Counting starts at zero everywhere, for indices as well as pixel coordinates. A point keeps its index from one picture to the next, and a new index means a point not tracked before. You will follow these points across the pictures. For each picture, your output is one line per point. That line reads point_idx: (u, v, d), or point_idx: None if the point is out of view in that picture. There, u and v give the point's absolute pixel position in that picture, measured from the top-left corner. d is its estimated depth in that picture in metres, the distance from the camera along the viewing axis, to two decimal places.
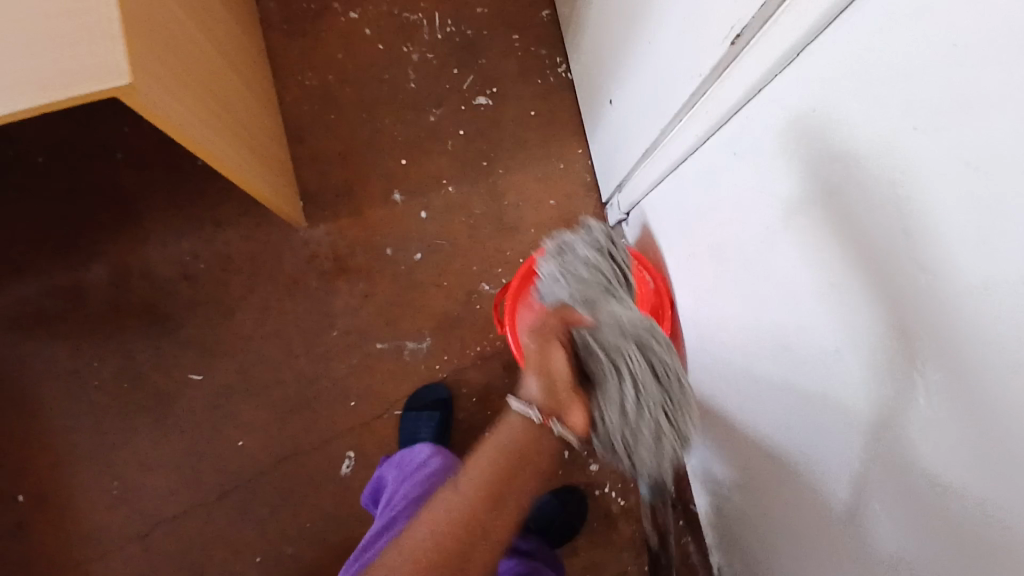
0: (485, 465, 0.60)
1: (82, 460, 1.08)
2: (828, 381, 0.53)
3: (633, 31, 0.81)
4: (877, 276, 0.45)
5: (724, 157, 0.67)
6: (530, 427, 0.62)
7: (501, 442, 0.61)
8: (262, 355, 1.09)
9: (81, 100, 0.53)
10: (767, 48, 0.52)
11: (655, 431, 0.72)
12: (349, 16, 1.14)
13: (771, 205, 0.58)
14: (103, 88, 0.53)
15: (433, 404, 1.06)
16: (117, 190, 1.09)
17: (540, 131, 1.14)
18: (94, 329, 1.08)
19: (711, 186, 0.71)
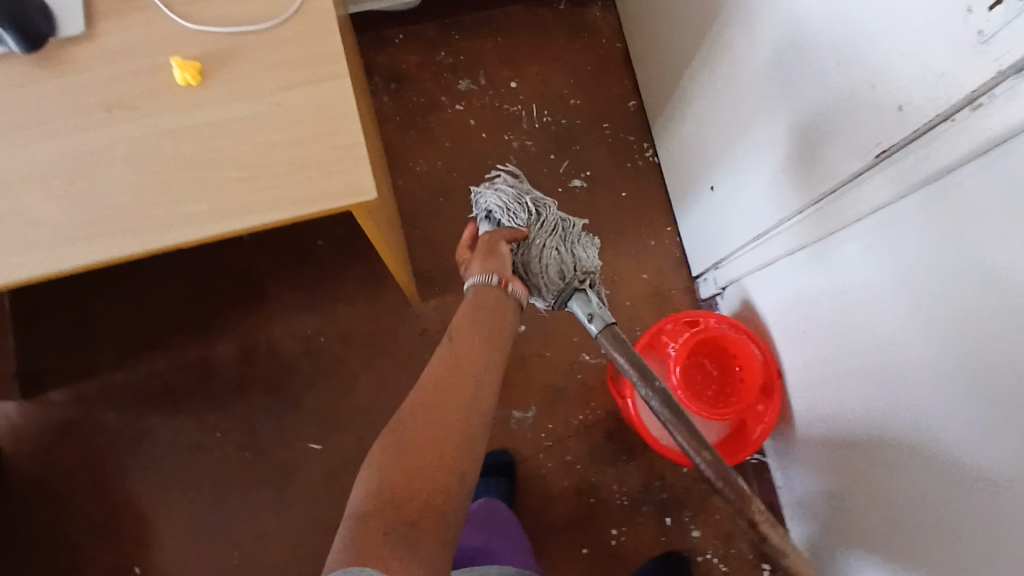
0: (470, 330, 0.71)
1: (200, 530, 1.09)
2: (992, 352, 0.58)
3: (746, 132, 0.91)
4: (1009, 240, 0.54)
5: (852, 235, 0.76)
6: (490, 292, 0.75)
7: (469, 316, 0.73)
8: (375, 426, 1.13)
9: (329, 210, 0.61)
10: (900, 131, 0.63)
11: (562, 266, 0.81)
12: (455, 108, 1.24)
13: (882, 284, 0.72)
14: (351, 200, 0.61)
15: (498, 470, 1.11)
16: (244, 268, 1.18)
17: (633, 210, 1.22)
18: (218, 400, 1.13)
19: (835, 260, 0.80)
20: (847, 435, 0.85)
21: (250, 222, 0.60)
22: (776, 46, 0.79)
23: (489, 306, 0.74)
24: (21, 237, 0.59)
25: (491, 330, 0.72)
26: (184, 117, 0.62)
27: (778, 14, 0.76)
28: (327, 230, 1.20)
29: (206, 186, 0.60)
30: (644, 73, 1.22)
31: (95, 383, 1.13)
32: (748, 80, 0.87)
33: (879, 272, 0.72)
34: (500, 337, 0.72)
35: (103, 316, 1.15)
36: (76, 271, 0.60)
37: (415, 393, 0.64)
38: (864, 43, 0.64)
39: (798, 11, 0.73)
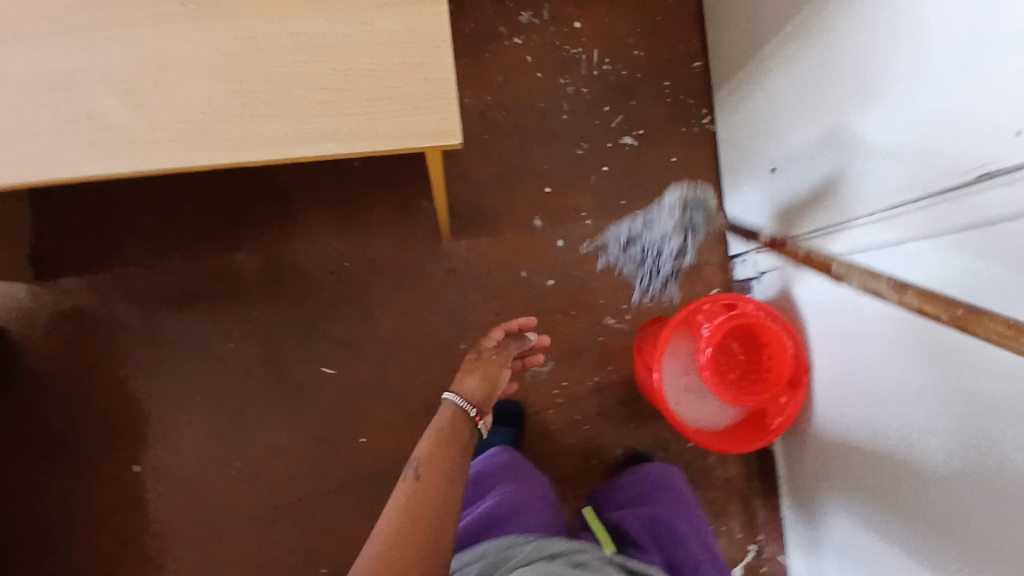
0: (436, 452, 0.75)
1: (202, 437, 1.08)
2: None
3: (827, 123, 0.87)
4: None
5: (922, 250, 0.73)
6: (458, 413, 0.82)
7: (433, 439, 0.77)
8: (391, 360, 1.11)
9: (408, 148, 0.57)
10: (1008, 154, 0.60)
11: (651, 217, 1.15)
12: (514, 41, 1.17)
13: (939, 302, 0.71)
14: (432, 141, 0.57)
15: (507, 420, 1.11)
16: (272, 179, 1.12)
17: (680, 178, 1.18)
18: (233, 311, 1.10)
19: (897, 271, 0.77)
20: (861, 440, 0.86)
21: (324, 150, 0.56)
22: (880, 41, 0.74)
23: (454, 428, 0.80)
24: (78, 135, 0.55)
25: (454, 448, 0.76)
26: (264, 26, 0.56)
27: (891, 8, 0.72)
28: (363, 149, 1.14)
29: (280, 104, 0.56)
30: (716, 34, 1.15)
31: (110, 276, 1.09)
32: (839, 69, 0.82)
33: (937, 289, 0.71)
34: (463, 461, 0.76)
35: (123, 208, 1.10)
36: (131, 177, 0.55)
37: (381, 530, 0.64)
38: (988, 63, 0.60)
39: (918, 11, 0.68)
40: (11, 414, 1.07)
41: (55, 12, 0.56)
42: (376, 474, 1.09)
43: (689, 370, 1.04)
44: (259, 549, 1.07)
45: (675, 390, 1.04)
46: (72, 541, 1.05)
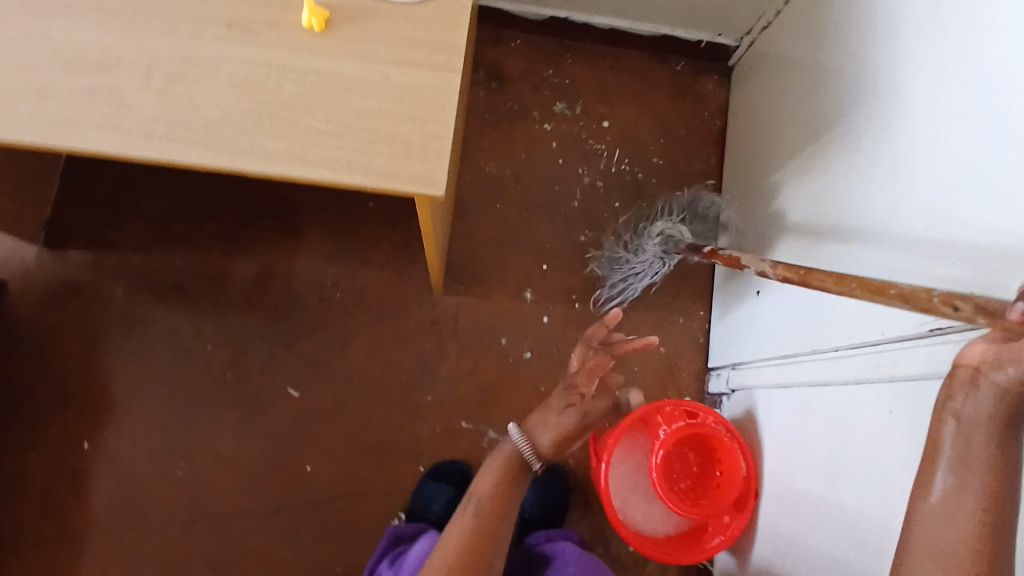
0: (492, 488, 0.90)
1: (155, 429, 1.10)
2: None
3: (813, 254, 0.89)
4: None
5: (873, 393, 0.74)
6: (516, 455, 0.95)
7: (491, 476, 0.93)
8: (356, 394, 1.13)
9: (393, 189, 0.61)
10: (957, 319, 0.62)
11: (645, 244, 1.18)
12: (543, 125, 1.24)
13: (887, 445, 0.70)
14: (416, 188, 0.61)
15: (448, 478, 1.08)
16: (289, 201, 1.18)
17: (673, 283, 1.21)
18: (220, 314, 1.14)
19: (849, 410, 0.79)
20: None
21: (315, 174, 0.61)
22: (871, 187, 0.77)
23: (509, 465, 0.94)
24: (103, 114, 0.60)
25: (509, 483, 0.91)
26: (294, 58, 0.63)
27: (884, 164, 0.75)
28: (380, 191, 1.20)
29: (289, 126, 0.61)
30: (732, 159, 1.21)
31: (116, 256, 1.14)
32: (834, 209, 0.85)
33: (888, 434, 0.71)
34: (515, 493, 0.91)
35: (147, 197, 1.17)
36: (137, 160, 0.60)
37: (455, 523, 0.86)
38: (951, 229, 0.63)
39: (905, 167, 0.71)
40: None
41: (117, 8, 0.63)
42: (311, 504, 1.09)
43: (641, 471, 1.05)
44: (179, 552, 1.06)
45: (622, 486, 1.04)
46: (3, 502, 1.06)
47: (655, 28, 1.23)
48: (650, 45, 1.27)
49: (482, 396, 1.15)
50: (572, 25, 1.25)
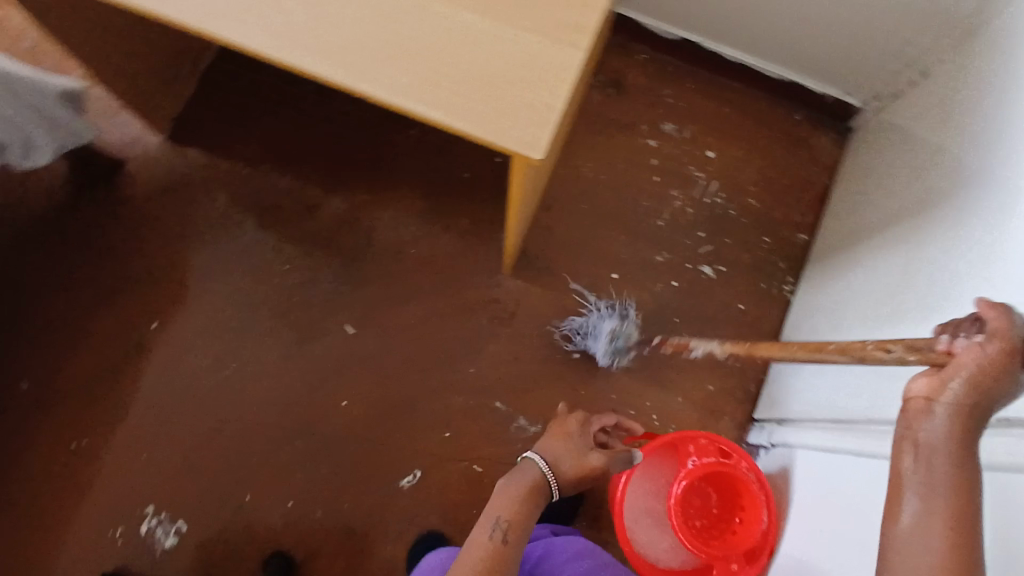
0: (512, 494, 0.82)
1: (217, 329, 1.17)
2: None
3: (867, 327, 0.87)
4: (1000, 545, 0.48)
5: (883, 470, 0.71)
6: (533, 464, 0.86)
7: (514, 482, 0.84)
8: (404, 349, 1.17)
9: (493, 144, 0.66)
10: None
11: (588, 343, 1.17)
12: (648, 141, 1.25)
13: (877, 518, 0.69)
14: (515, 147, 0.66)
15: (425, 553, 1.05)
16: (391, 153, 1.23)
17: (739, 326, 1.19)
18: (301, 241, 1.20)
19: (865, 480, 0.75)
20: None
21: (429, 114, 0.67)
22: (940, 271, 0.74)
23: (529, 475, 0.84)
24: (266, 18, 0.68)
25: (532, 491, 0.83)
26: (440, 7, 0.69)
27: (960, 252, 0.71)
28: (477, 166, 1.23)
29: (417, 67, 0.68)
30: (831, 219, 1.18)
31: (227, 164, 1.22)
32: (900, 286, 0.82)
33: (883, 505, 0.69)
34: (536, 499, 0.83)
35: (268, 117, 1.24)
36: (283, 66, 0.68)
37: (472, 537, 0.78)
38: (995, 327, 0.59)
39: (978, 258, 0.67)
40: (90, 230, 1.20)
41: None
42: (336, 438, 1.13)
43: (658, 498, 1.04)
44: (209, 446, 1.13)
45: (636, 508, 1.03)
46: (74, 357, 1.16)
47: (785, 74, 1.21)
48: (776, 89, 1.26)
49: (521, 383, 1.16)
50: (704, 52, 1.25)
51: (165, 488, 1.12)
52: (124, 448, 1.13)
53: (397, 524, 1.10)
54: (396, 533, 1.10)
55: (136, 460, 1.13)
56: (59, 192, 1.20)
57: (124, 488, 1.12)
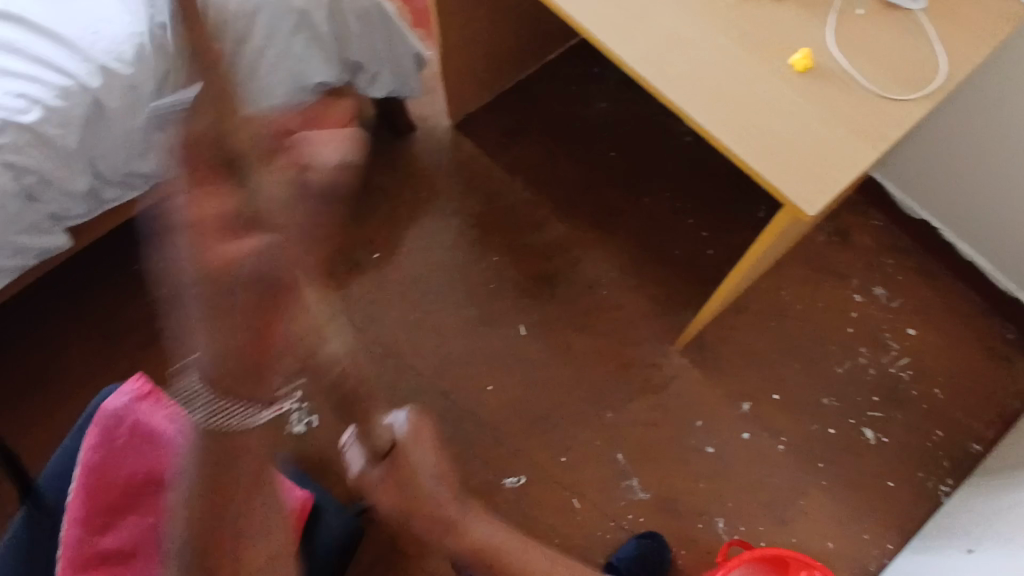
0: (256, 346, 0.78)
1: (418, 280, 1.32)
2: None
3: None
4: None
5: None
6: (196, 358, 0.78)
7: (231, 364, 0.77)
8: (559, 366, 1.24)
9: (776, 188, 0.78)
10: None
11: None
12: (854, 295, 1.30)
13: None
14: (793, 199, 0.78)
15: None
16: (622, 209, 1.38)
17: (878, 501, 1.16)
18: (518, 243, 1.35)
19: None
20: None
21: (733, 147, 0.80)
22: None
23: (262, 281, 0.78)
24: (633, 37, 0.87)
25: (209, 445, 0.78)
26: (770, 78, 0.84)
27: None
28: (689, 249, 1.34)
29: (738, 111, 0.82)
30: (1012, 439, 1.15)
31: (489, 161, 1.42)
32: None
33: None
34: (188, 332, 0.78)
35: (536, 141, 1.44)
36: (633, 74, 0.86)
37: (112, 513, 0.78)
38: None
39: None
40: (364, 161, 1.41)
41: None
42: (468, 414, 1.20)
43: None
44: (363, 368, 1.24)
45: None
46: (300, 247, 1.34)
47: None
48: (997, 305, 1.28)
49: (650, 447, 1.17)
50: (939, 240, 1.30)
51: None
52: None
53: (485, 514, 1.14)
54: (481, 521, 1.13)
55: None
56: (357, 124, 1.44)
57: None
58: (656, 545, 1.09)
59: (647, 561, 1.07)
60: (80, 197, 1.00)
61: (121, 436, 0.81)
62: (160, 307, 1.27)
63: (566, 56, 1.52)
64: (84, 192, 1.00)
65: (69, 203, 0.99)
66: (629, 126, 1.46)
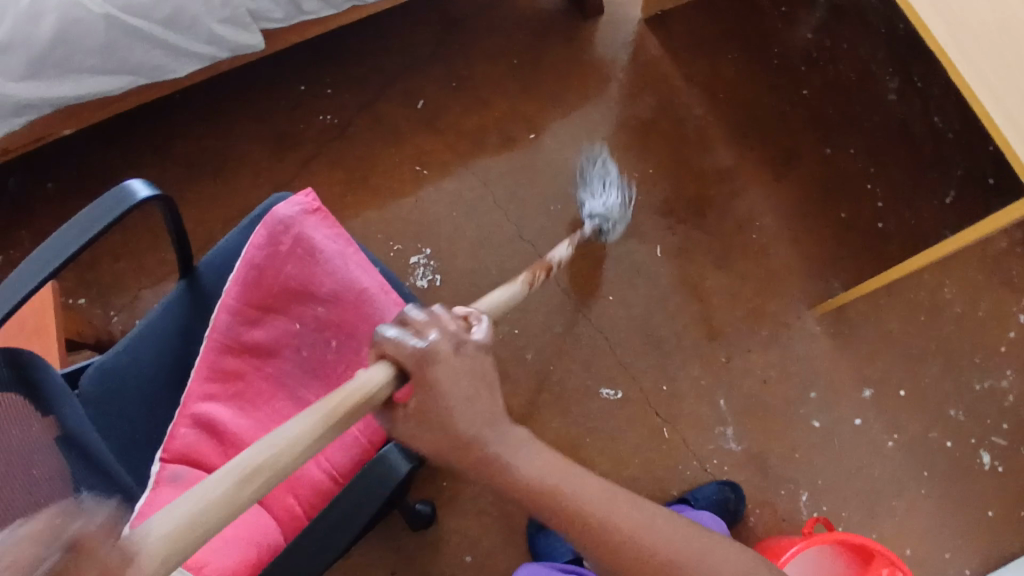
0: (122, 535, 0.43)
1: (568, 171, 1.28)
2: None
3: None
4: None
5: None
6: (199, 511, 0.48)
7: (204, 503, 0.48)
8: (686, 297, 1.20)
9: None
10: None
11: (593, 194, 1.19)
12: (1017, 316, 1.20)
13: None
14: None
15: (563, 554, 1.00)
16: (798, 153, 1.27)
17: (973, 526, 1.10)
18: (677, 160, 1.28)
19: None
20: None
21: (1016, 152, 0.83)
22: None
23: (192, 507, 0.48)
24: None
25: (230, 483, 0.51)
26: None
27: None
28: (858, 216, 1.23)
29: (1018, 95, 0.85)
30: None
31: (672, 66, 1.33)
32: None
33: None
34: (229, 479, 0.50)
35: (727, 57, 1.33)
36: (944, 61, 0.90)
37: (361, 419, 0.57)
38: None
39: None
40: (543, 36, 1.35)
41: None
42: (585, 317, 1.19)
43: None
44: (495, 243, 1.25)
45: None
46: (462, 107, 1.32)
47: None
48: None
49: (756, 402, 1.15)
50: None
51: (444, 244, 1.25)
52: (441, 198, 1.28)
53: (574, 414, 1.14)
54: (568, 419, 1.14)
55: (443, 210, 1.27)
56: None
57: (419, 219, 1.27)
58: (734, 493, 1.07)
59: (725, 505, 1.05)
60: (281, 3, 0.99)
61: (285, 245, 0.84)
62: (325, 134, 1.31)
63: None
64: None
65: (270, 5, 0.99)
66: (832, 66, 1.32)
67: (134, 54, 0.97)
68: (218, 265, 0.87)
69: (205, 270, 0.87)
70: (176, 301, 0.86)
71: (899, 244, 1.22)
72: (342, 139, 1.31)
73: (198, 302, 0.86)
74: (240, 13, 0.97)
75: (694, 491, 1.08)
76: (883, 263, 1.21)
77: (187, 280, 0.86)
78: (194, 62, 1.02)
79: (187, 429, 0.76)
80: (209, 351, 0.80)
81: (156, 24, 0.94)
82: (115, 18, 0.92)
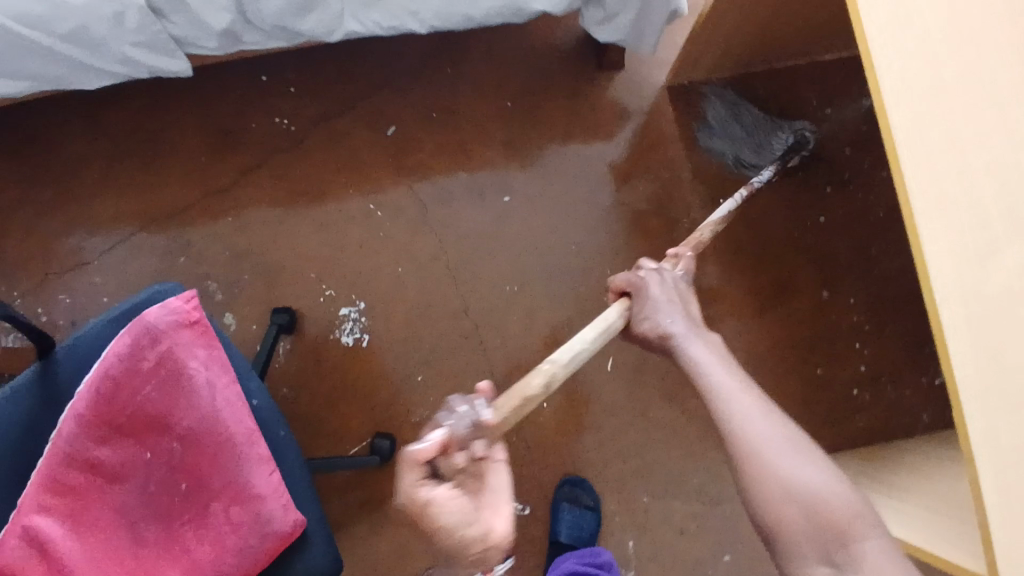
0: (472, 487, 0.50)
1: (536, 248, 1.14)
2: None
3: None
4: None
5: None
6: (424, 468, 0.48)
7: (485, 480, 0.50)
8: (625, 422, 1.11)
9: (963, 421, 0.53)
10: None
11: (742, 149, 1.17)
12: None
13: None
14: (978, 470, 0.52)
15: None
16: (794, 288, 1.13)
17: None
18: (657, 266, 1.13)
19: None
20: None
21: (940, 317, 0.54)
22: None
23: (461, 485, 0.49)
24: None
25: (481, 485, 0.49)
26: None
27: None
28: (835, 375, 1.11)
29: None
30: None
31: (681, 152, 1.16)
32: None
33: None
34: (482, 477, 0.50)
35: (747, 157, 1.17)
36: (884, 136, 0.58)
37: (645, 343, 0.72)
38: None
39: None
40: (548, 80, 1.19)
41: None
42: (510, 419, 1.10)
43: None
44: (435, 311, 1.11)
45: None
46: (439, 144, 1.16)
47: None
48: None
49: (665, 552, 1.07)
50: None
51: (380, 299, 1.12)
52: (388, 243, 1.13)
53: None
54: None
55: (388, 258, 1.13)
56: (565, 34, 1.20)
57: (359, 263, 1.13)
58: (588, 496, 1.08)
59: (584, 517, 1.05)
60: (213, 33, 0.82)
61: (148, 361, 0.73)
62: (280, 140, 1.16)
63: (841, 64, 1.19)
64: (221, 32, 0.81)
65: (198, 33, 0.82)
66: (860, 194, 1.16)
67: (21, 62, 0.79)
68: (79, 355, 0.76)
69: (62, 358, 0.76)
70: (23, 391, 0.74)
71: (870, 417, 1.10)
72: (297, 150, 1.16)
73: (49, 398, 0.75)
74: (159, 38, 0.80)
75: (556, 503, 1.07)
76: (844, 433, 1.09)
77: (41, 367, 0.75)
78: (105, 77, 0.85)
79: (15, 543, 0.66)
80: (48, 460, 0.69)
81: (56, 38, 0.77)
82: (1, 26, 0.73)
